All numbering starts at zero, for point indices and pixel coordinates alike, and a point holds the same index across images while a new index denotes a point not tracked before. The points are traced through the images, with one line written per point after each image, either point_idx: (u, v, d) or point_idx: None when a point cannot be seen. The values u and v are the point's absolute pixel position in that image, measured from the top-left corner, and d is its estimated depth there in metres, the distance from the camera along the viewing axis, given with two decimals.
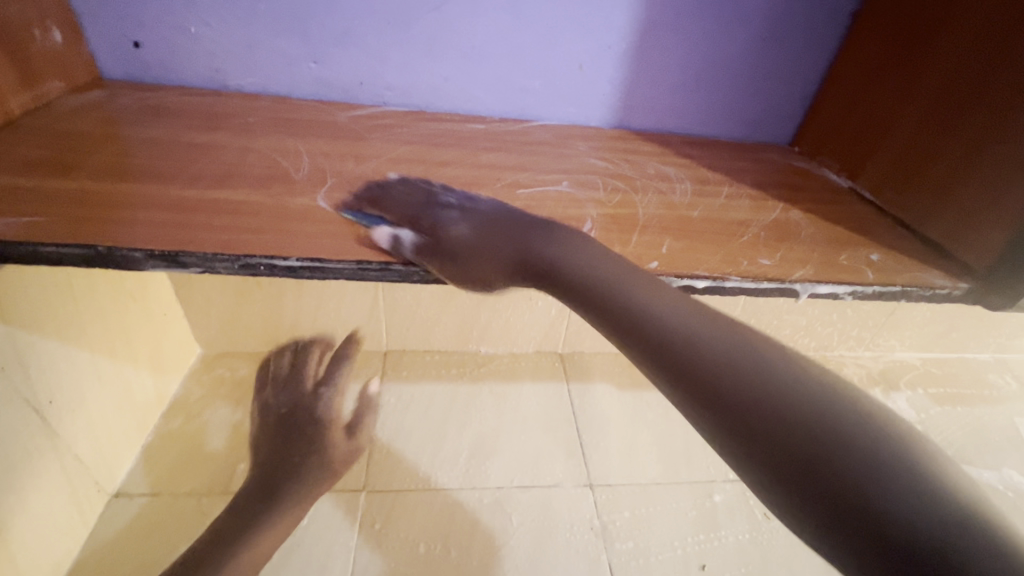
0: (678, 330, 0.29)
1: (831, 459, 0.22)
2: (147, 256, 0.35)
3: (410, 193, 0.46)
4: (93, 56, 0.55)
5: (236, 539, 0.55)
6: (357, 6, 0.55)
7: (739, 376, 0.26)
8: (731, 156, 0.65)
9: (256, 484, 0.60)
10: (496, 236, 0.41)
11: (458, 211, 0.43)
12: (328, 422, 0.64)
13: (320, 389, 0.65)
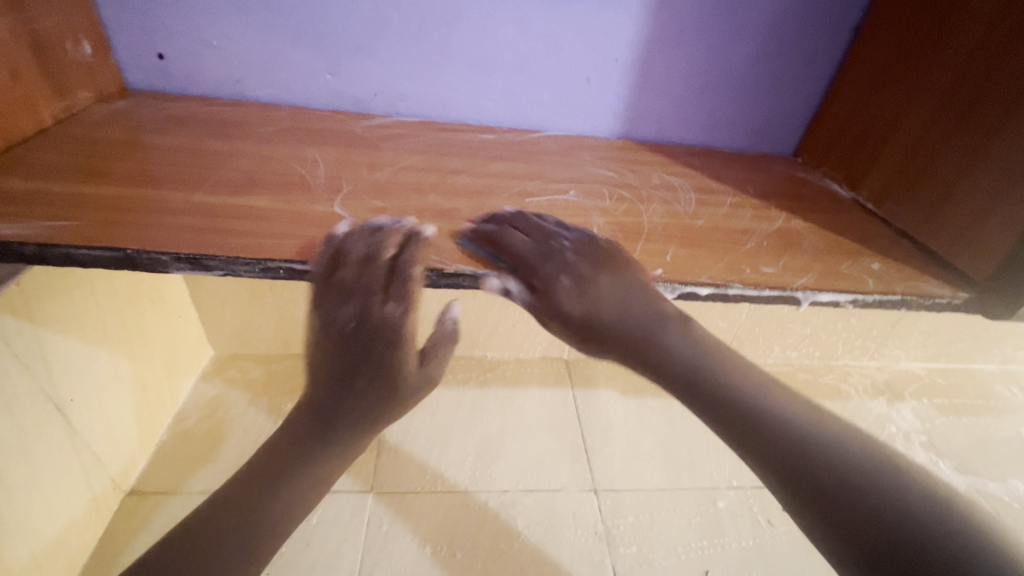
0: (768, 412, 0.35)
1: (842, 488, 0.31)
2: (173, 259, 0.37)
3: (530, 232, 0.44)
4: (119, 67, 0.58)
5: (292, 477, 0.43)
6: (372, 20, 0.57)
7: (822, 462, 0.32)
8: (735, 167, 0.66)
9: (311, 401, 0.46)
10: (603, 314, 0.40)
11: (568, 272, 0.41)
12: (405, 342, 0.44)
13: (396, 304, 0.42)
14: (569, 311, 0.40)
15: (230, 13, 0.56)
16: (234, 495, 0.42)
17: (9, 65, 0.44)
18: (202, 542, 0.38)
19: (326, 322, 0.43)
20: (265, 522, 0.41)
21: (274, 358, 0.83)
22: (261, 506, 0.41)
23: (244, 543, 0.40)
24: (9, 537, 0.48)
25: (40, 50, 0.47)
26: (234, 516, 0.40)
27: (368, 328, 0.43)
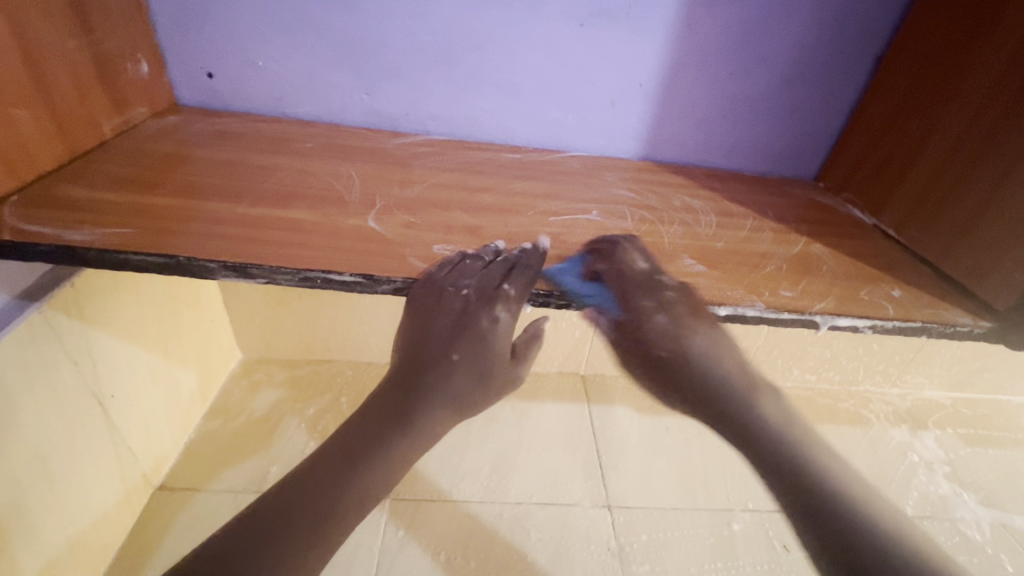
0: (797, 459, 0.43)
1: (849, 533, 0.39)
2: (219, 266, 0.39)
3: (647, 279, 0.47)
4: (172, 84, 0.61)
5: (360, 463, 0.42)
6: (407, 44, 0.60)
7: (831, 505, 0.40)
8: (756, 190, 0.67)
9: (393, 382, 0.47)
10: (693, 364, 0.49)
11: (663, 309, 0.47)
12: (503, 328, 0.46)
13: (518, 287, 0.44)
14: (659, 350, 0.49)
15: (275, 36, 0.59)
16: (306, 477, 0.41)
17: (76, 83, 0.48)
18: (267, 526, 0.38)
19: (435, 308, 0.45)
20: (330, 509, 0.40)
21: (299, 363, 0.85)
22: (328, 492, 0.41)
23: (306, 531, 0.39)
24: (50, 525, 0.51)
25: (103, 69, 0.51)
26: (301, 502, 0.40)
27: (474, 304, 0.45)
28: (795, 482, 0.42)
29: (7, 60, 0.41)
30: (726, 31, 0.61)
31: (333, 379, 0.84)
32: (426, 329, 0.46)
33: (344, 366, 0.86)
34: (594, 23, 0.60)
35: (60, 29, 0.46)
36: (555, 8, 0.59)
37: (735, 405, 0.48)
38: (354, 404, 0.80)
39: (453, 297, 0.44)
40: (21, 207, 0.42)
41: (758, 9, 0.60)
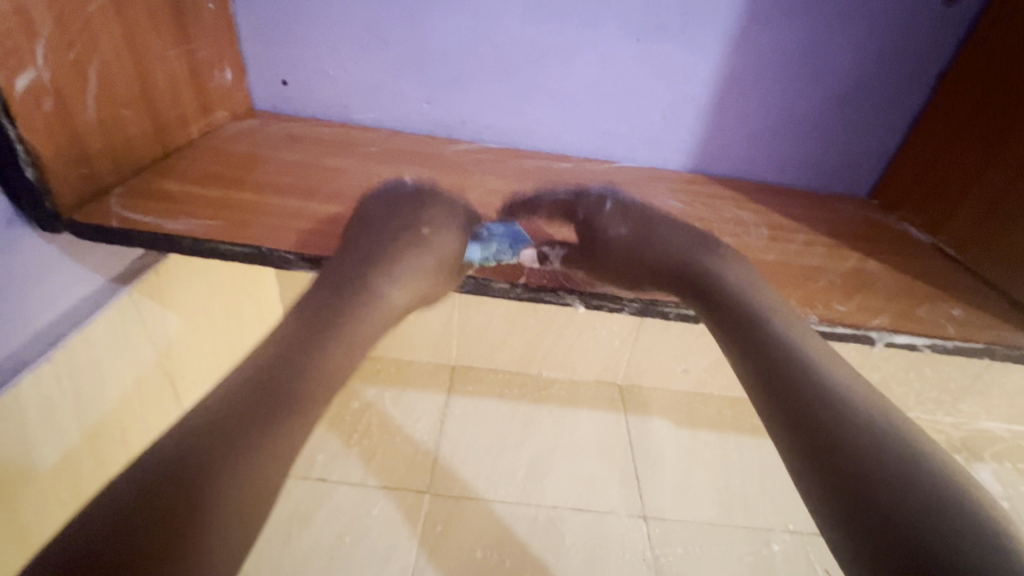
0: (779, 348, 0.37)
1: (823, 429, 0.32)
2: (298, 258, 0.44)
3: (613, 213, 0.54)
4: (249, 90, 0.66)
5: (269, 415, 0.32)
6: (468, 55, 0.63)
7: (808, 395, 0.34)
8: (807, 204, 0.67)
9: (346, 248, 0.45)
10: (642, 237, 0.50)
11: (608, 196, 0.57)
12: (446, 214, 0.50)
13: (563, 252, 0.50)
14: (610, 226, 0.52)
15: (346, 47, 0.63)
16: (197, 448, 0.29)
17: (172, 87, 0.53)
18: (143, 540, 0.25)
19: (407, 228, 0.47)
20: (259, 476, 0.30)
21: None
22: (246, 461, 0.30)
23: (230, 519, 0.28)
24: (119, 461, 0.54)
25: (195, 75, 0.56)
26: (224, 454, 0.29)
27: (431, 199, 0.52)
28: (770, 366, 0.36)
29: (121, 65, 0.46)
30: (782, 47, 0.62)
31: (377, 375, 0.87)
32: (376, 233, 0.46)
33: (387, 363, 0.89)
34: (650, 38, 0.62)
35: (163, 37, 0.50)
36: (613, 23, 0.61)
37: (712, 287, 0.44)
38: (396, 400, 0.83)
39: (411, 210, 0.50)
40: (124, 198, 0.46)
41: (817, 25, 0.60)
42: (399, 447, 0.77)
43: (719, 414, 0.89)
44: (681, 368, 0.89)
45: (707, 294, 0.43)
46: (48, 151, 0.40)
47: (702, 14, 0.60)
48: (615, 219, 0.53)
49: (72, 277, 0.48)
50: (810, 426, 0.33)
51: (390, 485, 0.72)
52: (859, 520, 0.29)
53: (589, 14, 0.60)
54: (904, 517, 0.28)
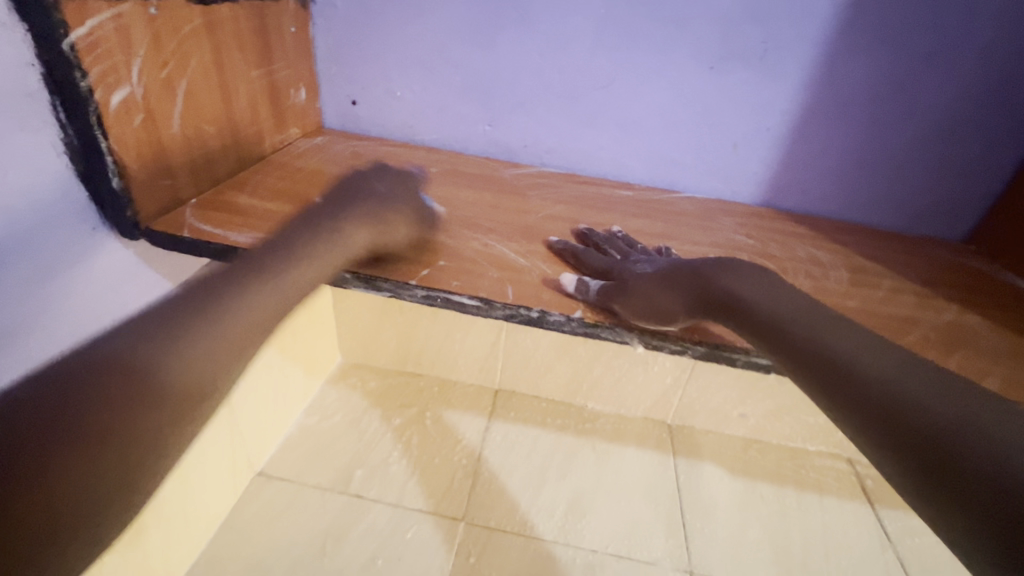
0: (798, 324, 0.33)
1: (873, 392, 0.27)
2: (354, 279, 0.44)
3: (640, 261, 0.46)
4: (321, 109, 0.69)
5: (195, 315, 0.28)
6: (535, 80, 0.63)
7: (844, 362, 0.29)
8: (891, 247, 0.61)
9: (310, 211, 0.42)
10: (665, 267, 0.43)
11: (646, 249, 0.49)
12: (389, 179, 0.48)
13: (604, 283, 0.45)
14: (637, 267, 0.45)
15: (415, 70, 0.64)
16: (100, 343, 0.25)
17: (251, 105, 0.55)
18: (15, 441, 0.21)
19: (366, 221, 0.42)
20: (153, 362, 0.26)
21: (390, 372, 0.89)
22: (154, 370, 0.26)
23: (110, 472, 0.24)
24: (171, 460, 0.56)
25: (273, 94, 0.58)
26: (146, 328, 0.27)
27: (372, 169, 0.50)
28: (795, 347, 0.32)
29: (206, 84, 0.48)
30: (870, 78, 0.57)
31: (420, 393, 0.86)
32: (331, 214, 0.41)
33: (431, 381, 0.88)
34: (725, 66, 0.59)
35: (246, 58, 0.53)
36: (685, 50, 0.59)
37: (715, 280, 0.38)
38: (437, 420, 0.82)
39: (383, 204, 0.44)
40: (199, 210, 0.49)
41: (911, 55, 0.56)
42: (438, 468, 0.75)
43: (778, 466, 0.82)
44: (737, 413, 0.83)
45: (711, 285, 0.38)
46: (134, 163, 0.42)
47: (782, 43, 0.57)
48: (650, 266, 0.45)
49: (101, 265, 0.42)
50: (860, 395, 0.28)
51: (426, 509, 0.70)
52: (983, 518, 0.22)
53: (660, 42, 0.59)
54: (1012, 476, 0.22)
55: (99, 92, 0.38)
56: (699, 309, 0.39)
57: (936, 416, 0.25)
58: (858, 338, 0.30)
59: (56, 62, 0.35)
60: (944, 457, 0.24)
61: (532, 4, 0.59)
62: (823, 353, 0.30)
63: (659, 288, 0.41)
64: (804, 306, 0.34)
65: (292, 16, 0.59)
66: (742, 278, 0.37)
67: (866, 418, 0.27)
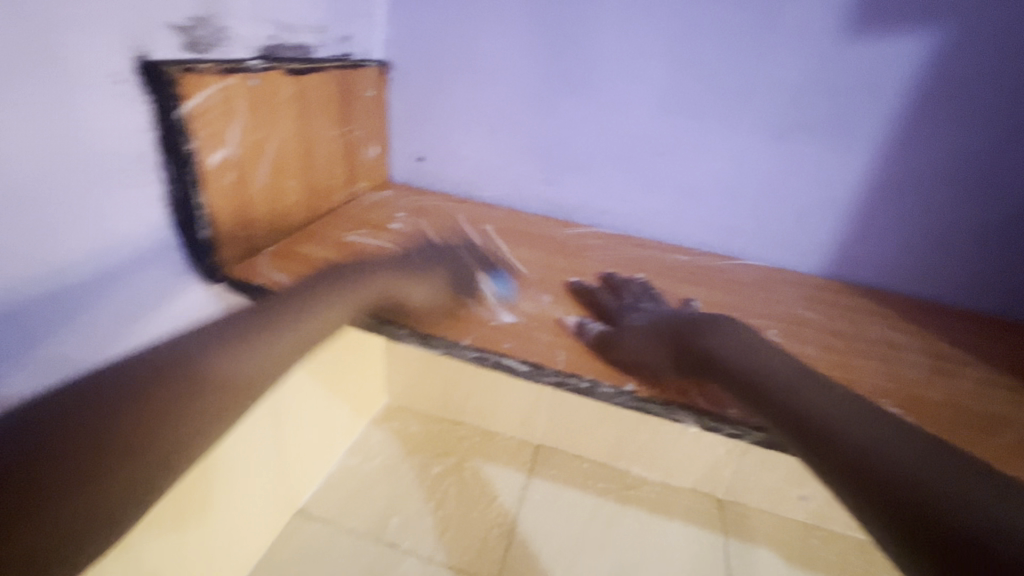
0: (792, 398, 0.38)
1: (851, 462, 0.33)
2: (408, 332, 0.44)
3: (640, 311, 0.47)
4: (390, 164, 0.73)
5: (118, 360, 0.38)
6: (594, 145, 0.64)
7: (829, 436, 0.35)
8: (974, 330, 0.57)
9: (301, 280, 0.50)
10: (657, 322, 0.45)
11: (653, 299, 0.50)
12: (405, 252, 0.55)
13: (603, 327, 0.45)
14: (635, 318, 0.46)
15: (480, 133, 0.67)
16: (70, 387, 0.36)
17: (329, 162, 0.60)
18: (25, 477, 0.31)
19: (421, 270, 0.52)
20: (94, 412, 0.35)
21: (432, 418, 0.89)
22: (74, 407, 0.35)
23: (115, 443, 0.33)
24: (219, 494, 0.57)
25: (347, 151, 0.63)
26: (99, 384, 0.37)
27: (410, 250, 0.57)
28: (787, 417, 0.36)
29: (291, 144, 0.52)
30: (949, 153, 0.55)
31: (461, 442, 0.85)
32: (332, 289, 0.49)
33: (472, 431, 0.88)
34: (789, 136, 0.58)
35: (328, 120, 0.57)
36: (749, 121, 0.59)
37: (708, 344, 0.41)
38: (476, 472, 0.81)
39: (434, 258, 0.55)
40: (271, 259, 0.52)
41: (995, 132, 0.53)
42: (473, 524, 0.73)
43: (842, 560, 0.74)
44: (795, 494, 0.77)
45: (703, 349, 0.41)
46: (221, 214, 0.46)
47: (852, 115, 0.56)
48: (648, 318, 0.45)
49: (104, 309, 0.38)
50: (844, 464, 0.33)
51: (458, 567, 0.68)
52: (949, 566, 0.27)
53: (723, 112, 0.59)
54: (966, 540, 0.28)
55: (201, 152, 0.42)
56: (678, 363, 0.41)
57: (898, 483, 0.31)
58: (832, 415, 0.37)
59: (170, 126, 0.39)
60: (912, 518, 0.29)
61: (596, 74, 0.61)
62: (811, 425, 0.36)
63: (649, 343, 0.42)
64: (785, 379, 0.40)
65: (372, 82, 0.64)
66: (732, 346, 0.42)
67: (848, 482, 0.32)
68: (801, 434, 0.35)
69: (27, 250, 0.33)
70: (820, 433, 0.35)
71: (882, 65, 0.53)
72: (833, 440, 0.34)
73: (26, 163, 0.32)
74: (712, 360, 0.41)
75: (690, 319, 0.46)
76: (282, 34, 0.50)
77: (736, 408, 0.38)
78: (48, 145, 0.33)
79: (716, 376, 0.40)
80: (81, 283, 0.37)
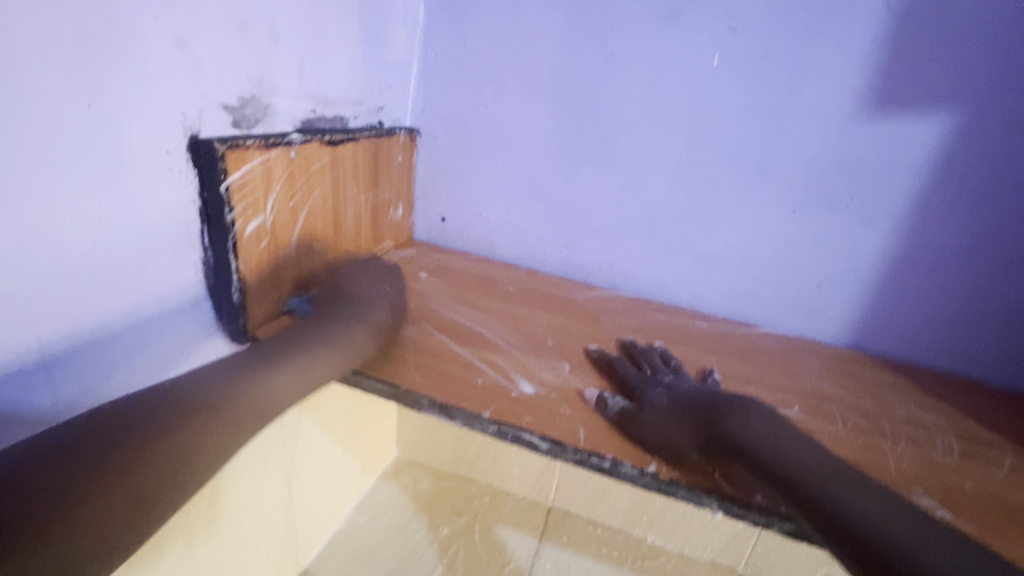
0: (816, 483, 0.35)
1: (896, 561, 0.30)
2: (429, 403, 0.44)
3: (662, 384, 0.46)
4: (413, 223, 0.75)
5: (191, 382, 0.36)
6: (614, 210, 0.66)
7: (863, 528, 0.32)
8: (1007, 409, 0.55)
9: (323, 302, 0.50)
10: (680, 399, 0.44)
11: (674, 370, 0.50)
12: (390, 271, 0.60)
13: (624, 402, 0.45)
14: (657, 393, 0.45)
15: (503, 195, 0.69)
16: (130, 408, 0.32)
17: (357, 223, 0.62)
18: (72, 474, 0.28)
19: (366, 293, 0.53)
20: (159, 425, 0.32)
21: (443, 475, 0.88)
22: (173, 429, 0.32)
23: (175, 466, 0.31)
24: (227, 554, 0.56)
25: (374, 213, 0.65)
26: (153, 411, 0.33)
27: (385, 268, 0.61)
28: (818, 505, 0.33)
29: (322, 209, 0.54)
30: (971, 231, 0.55)
31: (471, 501, 0.83)
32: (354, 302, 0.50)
33: (483, 489, 0.86)
34: (808, 209, 0.59)
35: (359, 185, 0.60)
36: (767, 194, 0.60)
37: (726, 423, 0.40)
38: (486, 535, 0.78)
39: (381, 280, 0.56)
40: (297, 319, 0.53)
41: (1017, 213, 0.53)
42: None
43: None
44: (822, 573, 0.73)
45: (722, 429, 0.39)
46: (254, 279, 0.47)
47: (871, 191, 0.57)
48: (670, 393, 0.45)
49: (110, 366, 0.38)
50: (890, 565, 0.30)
51: None
52: None
53: (742, 185, 0.60)
54: None
55: (239, 222, 0.43)
56: (700, 444, 0.39)
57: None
58: (861, 498, 0.34)
59: (213, 198, 0.41)
60: None
61: (618, 146, 0.63)
62: (844, 515, 0.33)
63: (671, 423, 0.41)
64: (803, 455, 0.37)
65: (401, 147, 0.67)
66: (744, 421, 0.40)
67: None
68: (834, 528, 0.32)
69: (74, 316, 0.35)
70: (854, 523, 0.32)
71: (900, 143, 0.54)
72: (868, 532, 0.32)
73: (88, 238, 0.34)
74: (729, 442, 0.38)
75: (711, 393, 0.44)
76: (321, 107, 0.53)
77: (760, 494, 0.36)
78: (91, 206, 0.34)
79: (737, 458, 0.38)
80: (96, 341, 0.36)
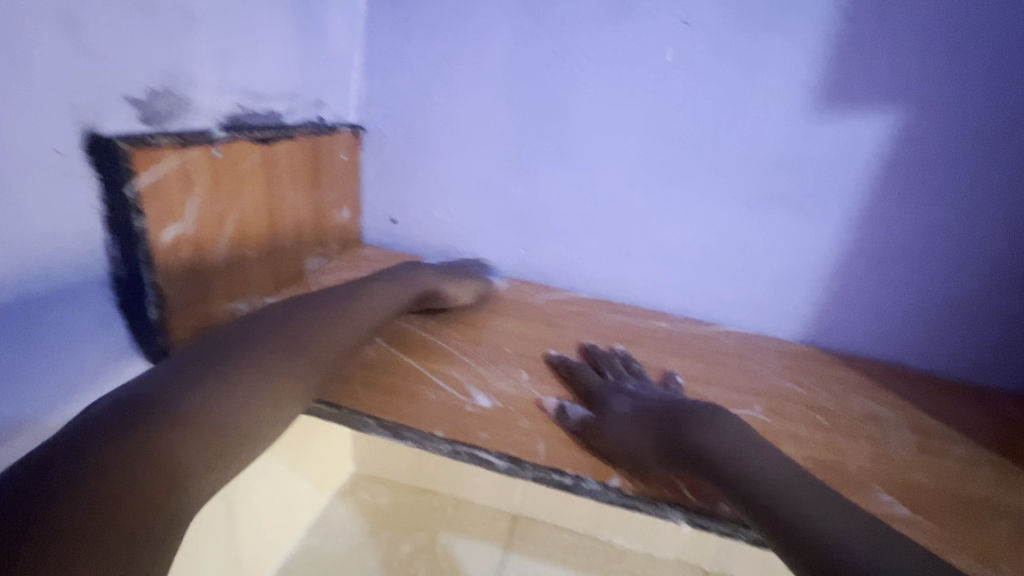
0: (779, 494, 0.33)
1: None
2: (376, 423, 0.41)
3: (624, 392, 0.45)
4: (361, 225, 0.71)
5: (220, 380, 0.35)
6: (571, 210, 0.64)
7: (823, 541, 0.30)
8: (950, 398, 0.57)
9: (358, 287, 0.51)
10: (644, 408, 0.42)
11: (635, 376, 0.48)
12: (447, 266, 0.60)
13: (586, 412, 0.43)
14: (620, 402, 0.43)
15: (457, 196, 0.66)
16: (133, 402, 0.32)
17: (297, 228, 0.57)
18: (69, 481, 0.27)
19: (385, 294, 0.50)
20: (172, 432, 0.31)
21: (402, 488, 0.84)
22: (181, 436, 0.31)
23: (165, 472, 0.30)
24: None
25: (317, 216, 0.60)
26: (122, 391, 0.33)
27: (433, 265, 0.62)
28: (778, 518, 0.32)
29: (255, 213, 0.50)
30: (916, 228, 0.56)
31: (432, 515, 0.80)
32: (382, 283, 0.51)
33: (444, 501, 0.82)
34: (763, 207, 0.59)
35: (298, 187, 0.55)
36: (725, 191, 0.59)
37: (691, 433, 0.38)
38: (449, 550, 0.75)
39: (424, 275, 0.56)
40: None
41: (958, 209, 0.55)
42: None
43: None
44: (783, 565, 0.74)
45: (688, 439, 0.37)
46: (175, 292, 0.42)
47: (823, 188, 0.57)
48: (633, 402, 0.43)
49: None
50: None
51: None
52: None
53: (699, 183, 0.60)
54: None
55: (153, 231, 0.39)
56: (665, 456, 0.38)
57: None
58: (826, 511, 0.32)
59: (118, 203, 0.36)
60: None
61: (574, 144, 0.61)
62: (805, 527, 0.31)
63: (637, 437, 0.39)
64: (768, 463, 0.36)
65: (345, 145, 0.63)
66: (713, 430, 0.38)
67: None
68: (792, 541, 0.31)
69: None
70: (813, 536, 0.31)
71: (850, 140, 0.55)
72: (828, 546, 0.30)
73: None
74: (694, 451, 0.37)
75: (675, 399, 0.42)
76: (250, 102, 0.48)
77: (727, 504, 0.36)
78: None
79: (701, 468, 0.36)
80: None
